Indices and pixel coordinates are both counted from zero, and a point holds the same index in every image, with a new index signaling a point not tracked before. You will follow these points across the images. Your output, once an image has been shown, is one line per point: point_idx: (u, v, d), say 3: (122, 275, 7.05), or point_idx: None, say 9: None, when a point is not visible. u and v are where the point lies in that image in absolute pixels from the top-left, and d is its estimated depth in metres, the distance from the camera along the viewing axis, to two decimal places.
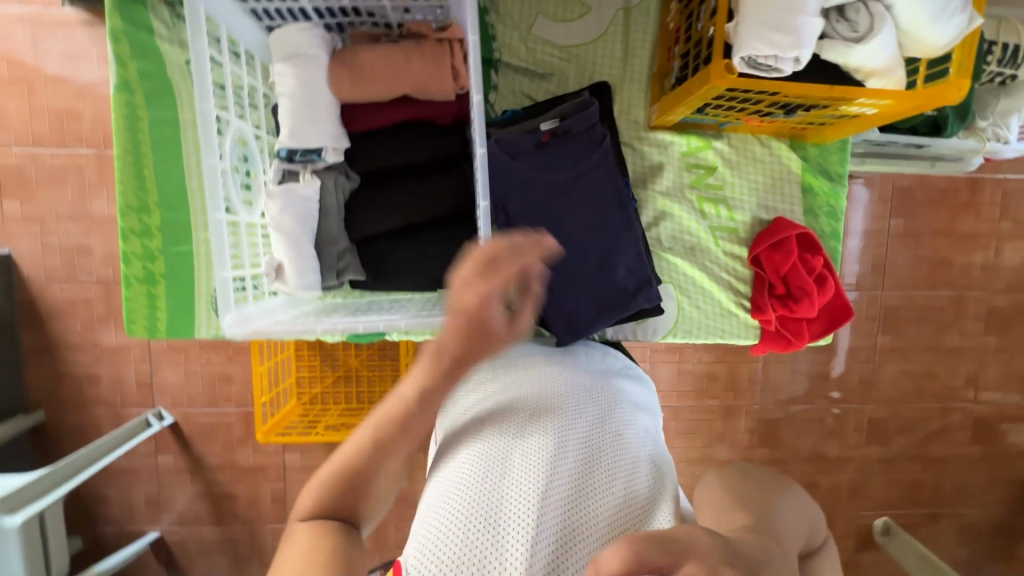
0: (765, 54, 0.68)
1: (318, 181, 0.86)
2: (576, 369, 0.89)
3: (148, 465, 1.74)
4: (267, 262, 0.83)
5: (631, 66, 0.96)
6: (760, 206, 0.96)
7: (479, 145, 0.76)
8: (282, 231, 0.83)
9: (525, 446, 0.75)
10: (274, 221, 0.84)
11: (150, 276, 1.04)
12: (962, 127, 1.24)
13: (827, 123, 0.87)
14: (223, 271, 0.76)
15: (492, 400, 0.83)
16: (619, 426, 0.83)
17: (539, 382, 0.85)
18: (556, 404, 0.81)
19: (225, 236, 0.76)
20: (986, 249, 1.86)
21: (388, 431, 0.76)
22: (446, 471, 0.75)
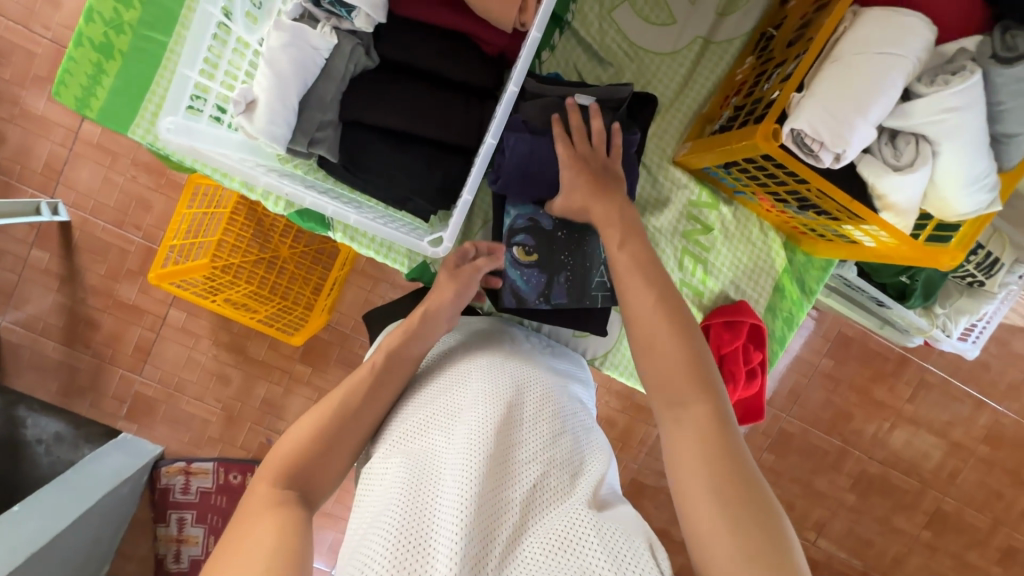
0: (815, 135, 0.66)
1: (334, 39, 0.72)
2: (514, 363, 0.89)
3: (18, 252, 1.56)
4: (238, 90, 0.67)
5: (683, 97, 0.92)
6: (732, 284, 0.95)
7: (515, 83, 0.69)
8: (272, 69, 0.70)
9: (452, 443, 0.75)
10: (270, 54, 0.70)
11: (108, 47, 0.79)
12: (922, 303, 1.32)
13: (824, 237, 0.88)
14: (187, 71, 0.70)
15: (423, 409, 0.83)
16: (547, 413, 0.83)
17: (470, 379, 0.85)
18: (487, 400, 0.81)
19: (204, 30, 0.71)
20: (884, 420, 2.00)
21: (323, 427, 0.81)
22: (384, 481, 0.74)
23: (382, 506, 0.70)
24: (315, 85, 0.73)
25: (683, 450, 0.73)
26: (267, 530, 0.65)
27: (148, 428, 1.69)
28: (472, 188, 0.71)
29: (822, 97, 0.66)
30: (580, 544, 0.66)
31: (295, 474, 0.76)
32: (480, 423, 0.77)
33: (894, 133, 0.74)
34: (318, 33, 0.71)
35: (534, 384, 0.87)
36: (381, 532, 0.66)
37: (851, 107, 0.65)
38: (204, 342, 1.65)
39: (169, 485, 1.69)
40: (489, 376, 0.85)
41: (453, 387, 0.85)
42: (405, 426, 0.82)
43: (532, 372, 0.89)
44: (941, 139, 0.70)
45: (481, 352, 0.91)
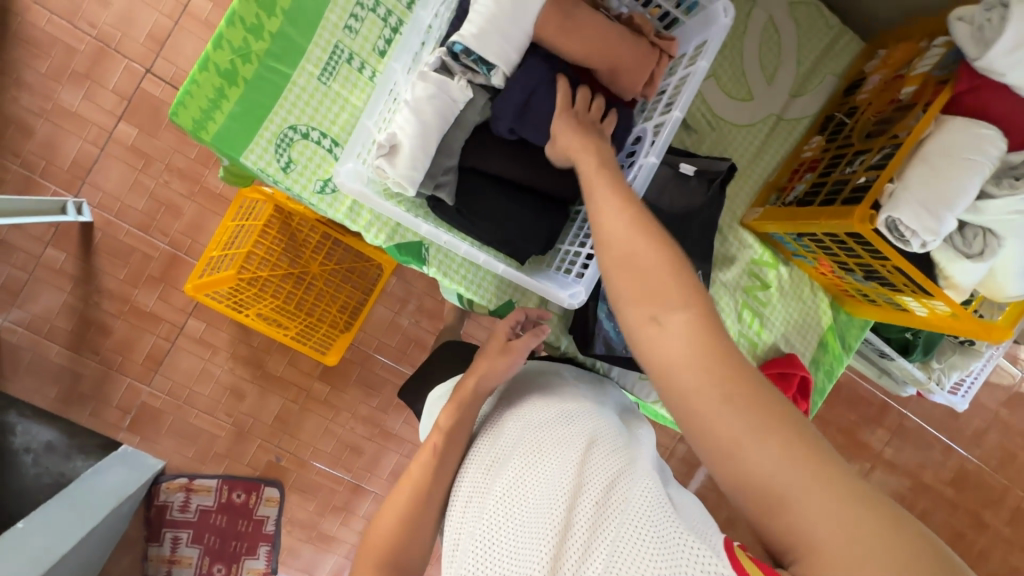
0: (909, 225, 0.75)
1: (471, 93, 0.73)
2: (557, 402, 0.89)
3: (30, 249, 1.49)
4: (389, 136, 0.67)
5: (754, 165, 1.00)
6: (784, 337, 1.02)
7: (653, 156, 0.75)
8: (420, 119, 0.69)
9: (509, 495, 0.76)
10: (413, 102, 0.70)
11: (232, 75, 0.77)
12: (921, 357, 1.45)
13: (873, 302, 0.97)
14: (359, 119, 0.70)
15: (479, 469, 0.85)
16: (596, 436, 0.81)
17: (518, 427, 0.86)
18: (531, 446, 0.81)
19: (384, 93, 0.74)
20: (865, 461, 2.13)
21: (405, 512, 0.86)
22: (464, 543, 0.77)
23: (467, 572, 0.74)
24: (446, 133, 0.73)
25: (785, 479, 0.55)
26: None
27: (150, 441, 1.62)
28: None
29: (915, 190, 0.75)
30: (639, 563, 0.64)
31: (388, 564, 0.84)
32: (531, 471, 0.77)
33: (961, 225, 0.84)
34: (458, 85, 0.72)
35: (582, 415, 0.86)
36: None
37: (943, 202, 0.75)
38: (221, 355, 1.61)
39: (167, 502, 1.62)
40: (536, 420, 0.86)
41: (504, 436, 0.86)
42: (469, 488, 0.84)
43: (576, 405, 0.89)
44: (1008, 235, 0.80)
45: (527, 399, 0.92)
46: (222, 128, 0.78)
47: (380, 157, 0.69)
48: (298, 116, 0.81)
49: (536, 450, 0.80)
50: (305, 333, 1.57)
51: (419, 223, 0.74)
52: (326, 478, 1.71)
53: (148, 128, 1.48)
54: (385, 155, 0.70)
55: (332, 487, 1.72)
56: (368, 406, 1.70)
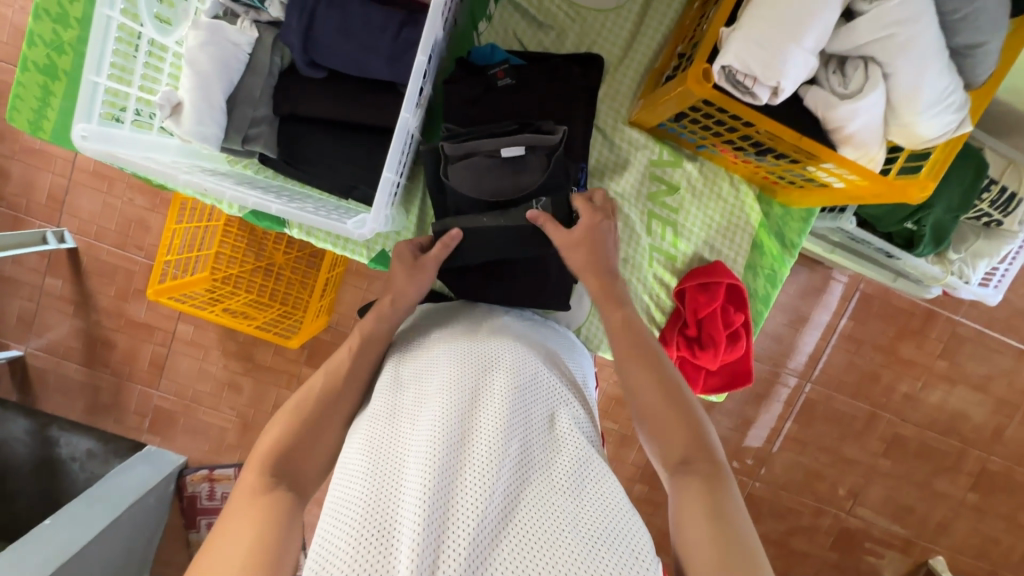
0: (746, 71, 0.62)
1: (254, 31, 0.77)
2: (484, 343, 0.84)
3: (34, 281, 1.64)
4: (162, 93, 0.71)
5: (632, 52, 0.88)
6: (705, 244, 0.91)
7: (422, 53, 0.66)
8: (194, 69, 0.73)
9: (421, 436, 0.70)
10: (189, 55, 0.74)
11: (52, 70, 0.84)
12: (933, 250, 1.23)
13: (796, 184, 0.82)
14: (96, 77, 0.73)
15: (389, 394, 0.79)
16: (520, 386, 0.78)
17: (441, 366, 0.80)
18: (455, 386, 0.76)
19: (108, 35, 0.72)
20: (915, 379, 1.89)
21: (305, 417, 0.78)
22: (349, 475, 0.69)
23: (341, 504, 0.66)
24: (241, 82, 0.77)
25: (686, 530, 0.66)
26: (242, 538, 0.62)
27: (170, 439, 1.76)
28: (393, 164, 0.69)
29: (747, 31, 0.61)
30: (549, 526, 0.63)
31: (281, 464, 0.73)
32: (451, 409, 0.72)
33: (843, 59, 0.69)
34: (236, 27, 0.76)
35: (509, 359, 0.82)
36: (340, 526, 0.63)
37: (781, 32, 0.61)
38: (213, 353, 1.70)
39: (195, 493, 1.76)
40: (460, 359, 0.80)
41: (425, 374, 0.80)
42: (372, 408, 0.78)
43: (500, 346, 0.84)
44: (890, 58, 0.65)
45: (450, 334, 0.86)
46: (58, 125, 0.86)
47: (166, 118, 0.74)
48: None
49: (460, 391, 0.75)
50: (274, 321, 1.60)
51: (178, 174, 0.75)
52: None
53: None
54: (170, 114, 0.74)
55: None
56: None
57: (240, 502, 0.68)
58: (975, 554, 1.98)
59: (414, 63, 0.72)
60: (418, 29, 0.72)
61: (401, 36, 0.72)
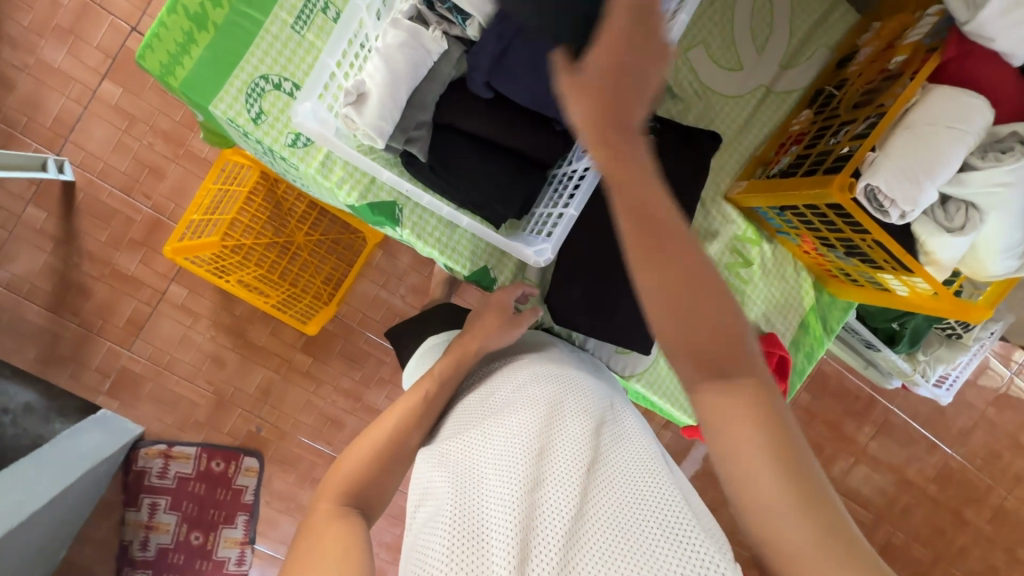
0: (886, 194, 0.73)
1: (445, 45, 0.70)
2: (550, 365, 0.90)
3: (10, 206, 1.47)
4: (355, 83, 0.66)
5: (742, 137, 0.99)
6: (764, 316, 1.00)
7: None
8: (389, 70, 0.67)
9: (497, 451, 0.75)
10: (384, 49, 0.68)
11: (201, 19, 0.75)
12: (907, 349, 1.43)
13: (856, 282, 0.96)
14: (329, 58, 0.69)
15: (460, 419, 0.85)
16: (581, 400, 0.83)
17: (509, 388, 0.86)
18: (524, 404, 0.81)
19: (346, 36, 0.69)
20: (850, 455, 2.13)
21: (379, 449, 0.83)
22: (436, 493, 0.75)
23: (434, 518, 0.71)
24: (417, 86, 0.70)
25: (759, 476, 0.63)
26: (325, 554, 0.66)
27: (129, 406, 1.61)
28: (579, 204, 0.75)
29: (897, 159, 0.73)
30: (627, 521, 0.68)
31: (357, 490, 0.79)
32: (521, 425, 0.77)
33: (944, 199, 0.79)
34: (432, 35, 0.69)
35: (572, 381, 0.87)
36: (434, 539, 0.68)
37: (923, 170, 0.72)
38: (202, 322, 1.59)
39: (146, 467, 1.61)
40: (524, 381, 0.86)
41: (493, 397, 0.86)
42: (446, 434, 0.84)
43: (564, 369, 0.90)
44: (991, 209, 0.75)
45: (514, 359, 0.93)
46: (191, 73, 0.76)
47: (347, 105, 0.68)
48: (270, 65, 0.78)
49: (526, 409, 0.80)
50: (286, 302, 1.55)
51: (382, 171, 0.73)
52: (307, 451, 1.71)
53: (133, 87, 1.45)
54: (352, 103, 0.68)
55: (312, 460, 1.71)
56: (350, 379, 1.69)
57: (320, 521, 0.72)
58: None
59: None
60: None
61: None
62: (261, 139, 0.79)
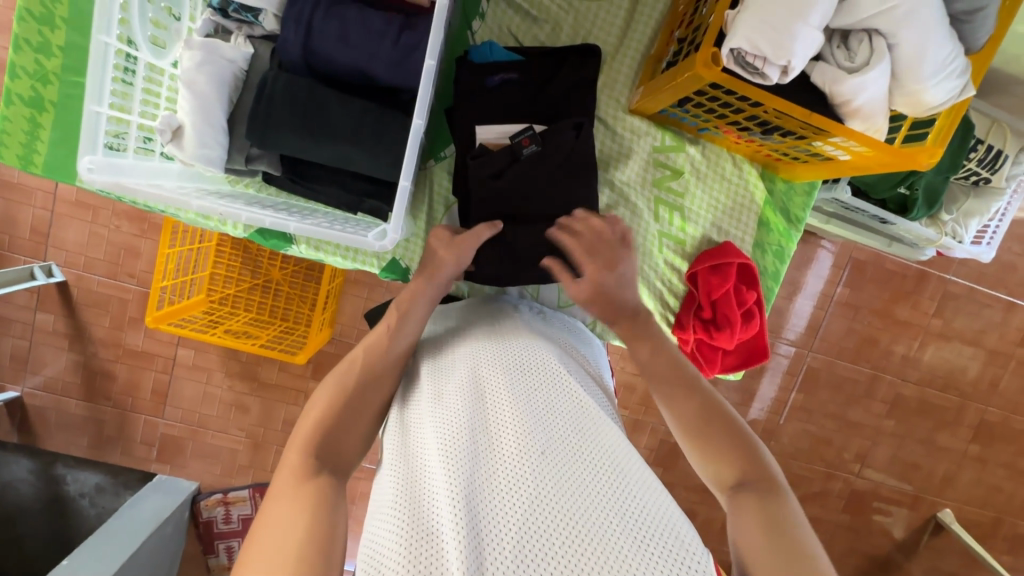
0: (754, 53, 0.64)
1: (249, 47, 0.76)
2: (509, 343, 0.86)
3: (24, 319, 1.60)
4: (162, 119, 0.70)
5: (626, 40, 0.92)
6: (712, 225, 0.97)
7: (431, 56, 0.66)
8: (191, 90, 0.71)
9: (451, 434, 0.71)
10: (186, 75, 0.72)
11: (38, 101, 0.82)
12: (927, 214, 1.25)
13: (800, 160, 0.89)
14: (98, 106, 0.68)
15: (417, 400, 0.81)
16: (542, 381, 0.80)
17: (465, 365, 0.82)
18: (479, 385, 0.78)
19: (106, 64, 0.67)
20: (913, 339, 1.93)
21: (336, 411, 0.77)
22: (388, 481, 0.71)
23: (385, 506, 0.68)
24: (234, 99, 0.76)
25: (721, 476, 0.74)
26: (288, 526, 0.61)
27: (180, 467, 1.74)
28: (408, 171, 0.68)
29: (753, 12, 0.63)
30: (587, 509, 0.64)
31: (321, 454, 0.73)
32: (476, 411, 0.74)
33: (845, 34, 0.72)
34: (231, 45, 0.74)
35: (533, 357, 0.84)
36: (381, 534, 0.64)
37: (787, 16, 0.63)
38: (217, 375, 1.68)
39: (211, 518, 1.73)
40: (481, 359, 0.82)
41: (449, 374, 0.82)
42: (399, 422, 0.80)
43: (523, 343, 0.87)
44: (892, 28, 0.68)
45: (475, 336, 0.88)
46: (49, 157, 0.84)
47: (169, 143, 0.73)
48: None
49: (481, 392, 0.77)
50: (278, 338, 1.58)
51: (189, 200, 0.72)
52: None
53: None
54: (172, 139, 0.73)
55: None
56: None
57: (279, 497, 0.66)
58: (981, 503, 2.06)
59: (414, 66, 0.73)
60: (416, 32, 0.72)
61: (400, 39, 0.72)
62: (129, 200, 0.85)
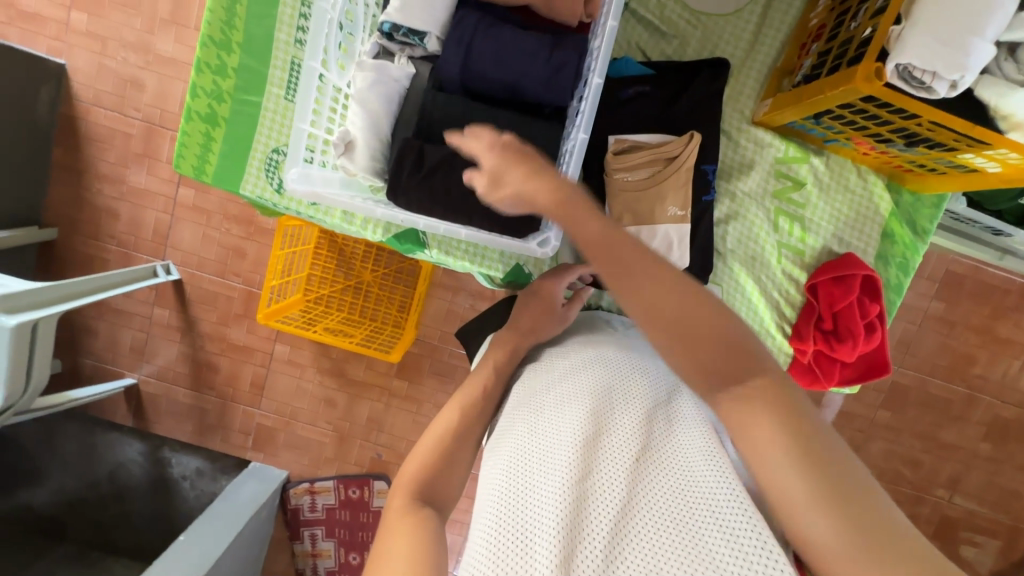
0: (922, 69, 0.69)
1: (411, 67, 0.86)
2: (605, 352, 0.89)
3: (142, 312, 1.75)
4: (340, 135, 0.80)
5: (754, 53, 0.96)
6: (833, 237, 0.99)
7: (600, 76, 0.78)
8: (364, 105, 0.82)
9: (548, 439, 0.75)
10: (359, 94, 0.83)
11: (213, 117, 0.92)
12: None
13: (934, 172, 0.90)
14: (301, 125, 0.77)
15: (517, 405, 0.86)
16: (637, 388, 0.82)
17: (561, 374, 0.86)
18: (574, 392, 0.81)
19: (312, 86, 0.77)
20: (1014, 358, 1.82)
21: (434, 450, 0.83)
22: (491, 480, 0.76)
23: (488, 504, 0.72)
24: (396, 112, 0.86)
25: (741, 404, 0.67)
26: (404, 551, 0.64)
27: (272, 455, 1.84)
28: (573, 174, 0.81)
29: (929, 25, 0.67)
30: (686, 516, 0.65)
31: (424, 488, 0.77)
32: (572, 415, 0.77)
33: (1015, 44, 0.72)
34: (397, 65, 0.85)
35: (627, 364, 0.86)
36: (484, 532, 0.69)
37: (961, 32, 0.67)
38: (309, 371, 1.78)
39: (299, 505, 1.83)
40: (576, 368, 0.86)
41: (549, 382, 0.86)
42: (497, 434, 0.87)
43: (617, 352, 0.89)
44: None
45: (571, 350, 0.92)
46: (218, 167, 0.93)
47: (341, 156, 0.82)
48: (277, 138, 0.93)
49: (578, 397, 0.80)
50: (370, 337, 1.66)
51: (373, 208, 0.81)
52: None
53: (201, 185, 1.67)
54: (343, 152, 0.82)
55: None
56: (444, 393, 1.79)
57: (395, 528, 0.69)
58: None
59: (565, 82, 0.83)
60: (567, 50, 0.82)
61: (553, 57, 0.82)
62: (286, 206, 0.94)
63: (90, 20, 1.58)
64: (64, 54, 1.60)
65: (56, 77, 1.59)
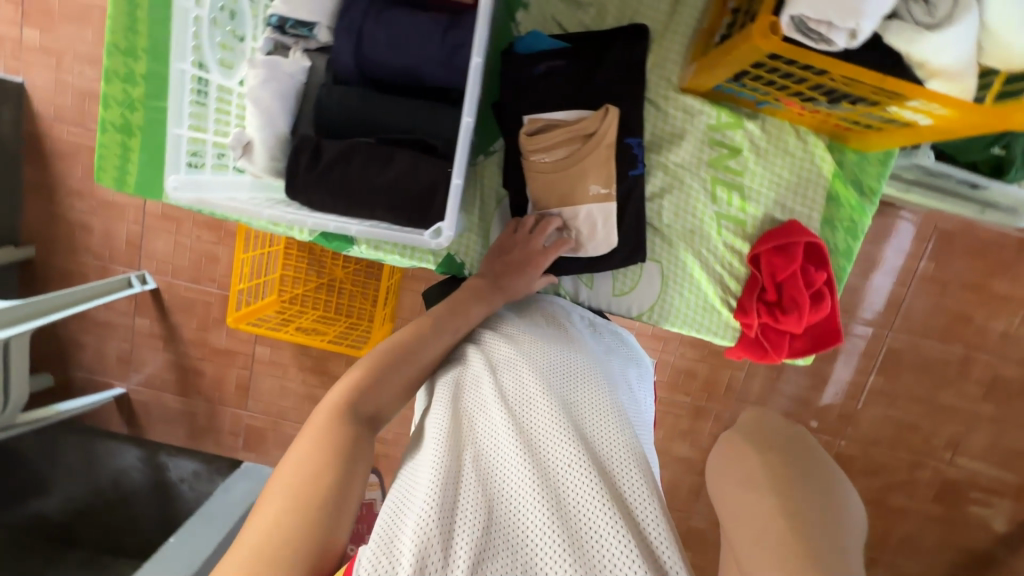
0: (816, 19, 0.64)
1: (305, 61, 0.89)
2: (561, 348, 0.87)
3: (125, 323, 1.78)
4: (234, 137, 0.84)
5: (677, 17, 0.94)
6: (775, 204, 0.99)
7: (476, 55, 0.75)
8: (259, 105, 0.86)
9: (492, 429, 0.72)
10: (254, 93, 0.86)
11: (127, 126, 0.93)
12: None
13: (873, 127, 0.87)
14: (177, 130, 0.80)
15: (466, 381, 0.81)
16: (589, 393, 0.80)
17: (517, 357, 0.82)
18: (528, 383, 0.78)
19: (183, 87, 0.80)
20: (1014, 314, 1.74)
21: (370, 380, 0.78)
22: (424, 455, 0.71)
23: (416, 479, 0.67)
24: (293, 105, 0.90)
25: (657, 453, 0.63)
26: (305, 474, 0.64)
27: (265, 454, 1.88)
28: (458, 171, 0.76)
29: None
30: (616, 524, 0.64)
31: (356, 410, 0.74)
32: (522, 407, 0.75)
33: None
34: (290, 60, 0.88)
35: (582, 368, 0.85)
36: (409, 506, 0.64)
37: None
38: (292, 370, 1.79)
39: None
40: (533, 356, 0.83)
41: (503, 364, 0.82)
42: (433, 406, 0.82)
43: (572, 351, 0.87)
44: None
45: (528, 333, 0.88)
46: (138, 177, 0.94)
47: (240, 158, 0.87)
48: None
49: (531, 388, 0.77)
50: (345, 333, 1.66)
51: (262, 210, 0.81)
52: None
53: None
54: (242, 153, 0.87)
55: None
56: None
57: (307, 442, 0.68)
58: None
59: (461, 62, 0.85)
60: (462, 30, 0.84)
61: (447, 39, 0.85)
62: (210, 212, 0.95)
63: (41, 35, 1.57)
64: (21, 72, 1.61)
65: (15, 96, 1.60)
